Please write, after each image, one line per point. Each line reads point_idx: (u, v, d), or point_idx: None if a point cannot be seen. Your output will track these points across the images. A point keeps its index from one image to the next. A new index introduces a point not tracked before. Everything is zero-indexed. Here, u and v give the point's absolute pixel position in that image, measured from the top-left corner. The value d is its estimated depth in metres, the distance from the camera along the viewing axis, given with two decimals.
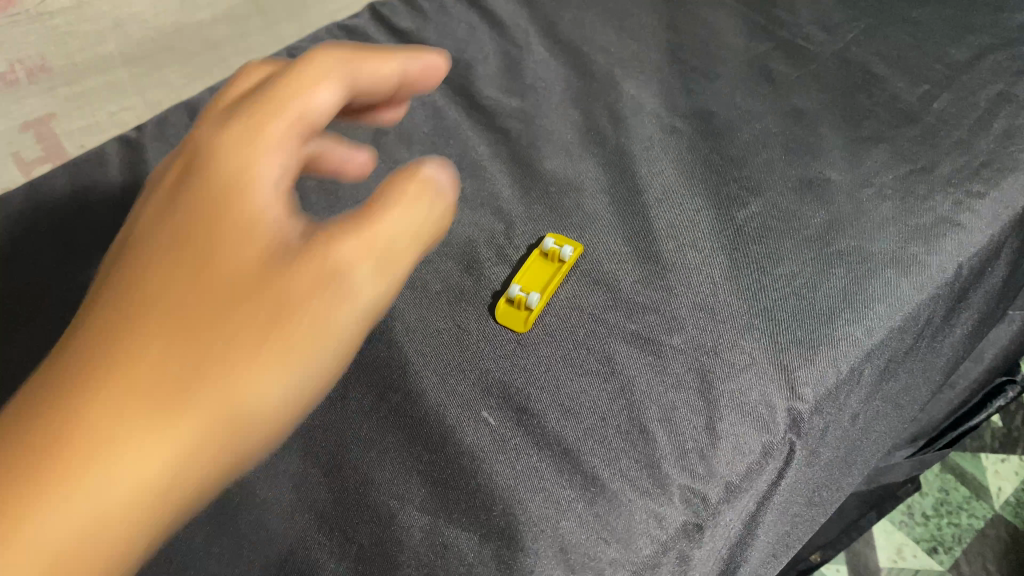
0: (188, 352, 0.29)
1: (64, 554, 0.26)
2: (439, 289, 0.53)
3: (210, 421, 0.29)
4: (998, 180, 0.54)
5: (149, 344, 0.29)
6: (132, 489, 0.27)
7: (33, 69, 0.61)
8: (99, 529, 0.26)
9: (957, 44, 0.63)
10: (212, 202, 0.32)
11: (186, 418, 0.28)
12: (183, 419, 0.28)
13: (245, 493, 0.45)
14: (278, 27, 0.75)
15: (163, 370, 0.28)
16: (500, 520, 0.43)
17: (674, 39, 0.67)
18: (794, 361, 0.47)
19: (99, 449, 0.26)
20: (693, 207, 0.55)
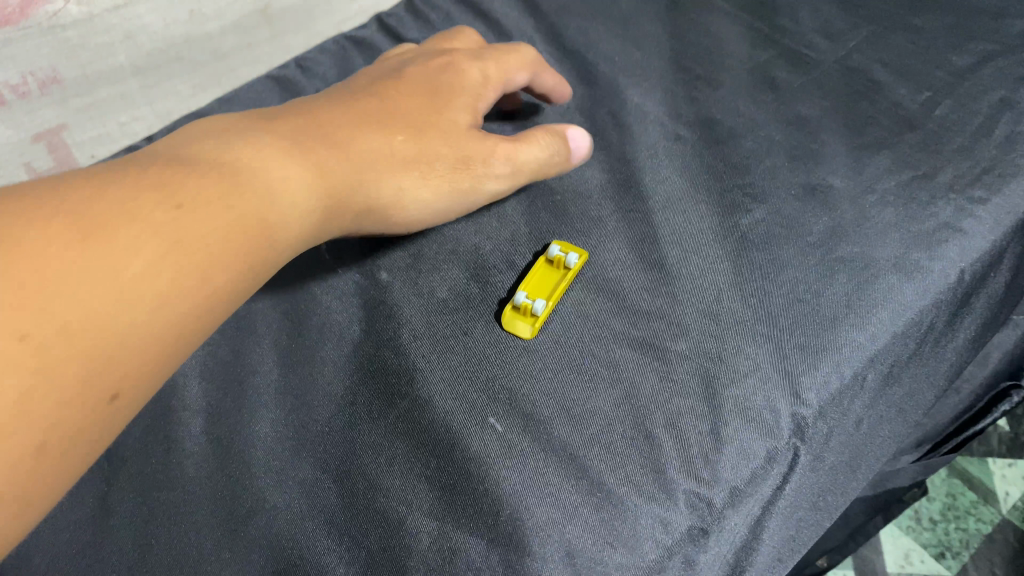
0: (214, 195, 0.40)
1: (66, 356, 0.31)
2: (446, 295, 0.53)
3: (228, 249, 0.39)
4: (1000, 186, 0.55)
5: (92, 202, 0.35)
6: (127, 304, 0.34)
7: (46, 81, 0.61)
8: (167, 303, 0.35)
9: (959, 51, 0.63)
10: (346, 129, 0.53)
11: (168, 258, 0.36)
12: (245, 249, 0.40)
13: (256, 499, 0.46)
14: (284, 37, 0.76)
15: (182, 196, 0.38)
16: (507, 525, 0.43)
17: (678, 47, 0.67)
18: (798, 366, 0.47)
19: (75, 269, 0.32)
20: (697, 214, 0.55)
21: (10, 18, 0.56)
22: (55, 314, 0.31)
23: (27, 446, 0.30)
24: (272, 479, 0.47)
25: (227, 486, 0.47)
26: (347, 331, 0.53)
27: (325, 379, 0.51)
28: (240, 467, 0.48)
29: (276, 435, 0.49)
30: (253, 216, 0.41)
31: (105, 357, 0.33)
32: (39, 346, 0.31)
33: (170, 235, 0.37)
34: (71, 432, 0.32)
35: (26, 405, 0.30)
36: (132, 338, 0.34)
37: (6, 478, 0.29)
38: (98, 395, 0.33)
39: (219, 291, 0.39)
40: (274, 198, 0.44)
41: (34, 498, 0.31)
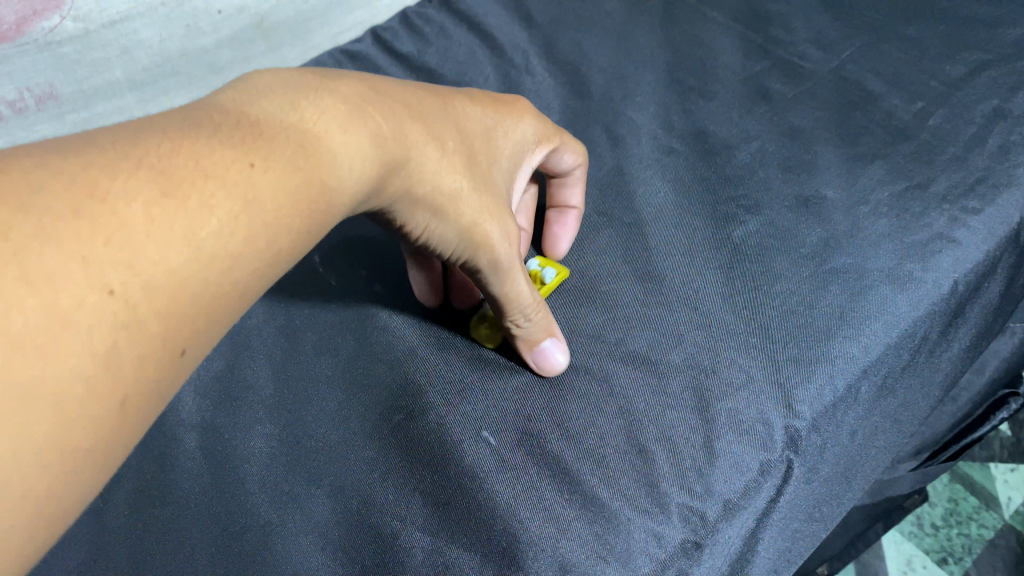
0: (291, 150, 0.34)
1: (147, 317, 0.27)
2: (438, 310, 0.53)
3: (305, 205, 0.34)
4: (993, 196, 0.55)
5: (165, 155, 0.30)
6: (200, 265, 0.29)
7: (41, 97, 0.63)
8: (240, 260, 0.31)
9: (952, 60, 0.63)
10: (401, 106, 0.42)
11: (241, 219, 0.31)
12: (313, 212, 0.35)
13: (251, 515, 0.47)
14: (280, 49, 0.75)
15: (257, 148, 0.33)
16: (501, 539, 0.43)
17: (672, 59, 0.68)
18: (791, 378, 0.48)
19: (150, 230, 0.27)
20: (690, 226, 0.55)
21: (5, 35, 0.58)
22: (138, 270, 0.27)
23: (107, 410, 0.26)
24: (267, 495, 0.48)
25: (221, 502, 0.48)
26: (340, 345, 0.53)
27: (320, 394, 0.51)
28: (234, 483, 0.48)
29: (270, 451, 0.49)
30: (319, 178, 0.35)
31: (183, 314, 0.28)
32: (123, 302, 0.26)
33: (242, 195, 0.31)
34: (150, 390, 0.28)
35: (110, 365, 0.26)
36: (205, 296, 0.29)
37: (88, 442, 0.25)
38: (172, 353, 0.28)
39: (293, 246, 0.34)
40: (337, 170, 0.36)
41: (113, 461, 0.27)
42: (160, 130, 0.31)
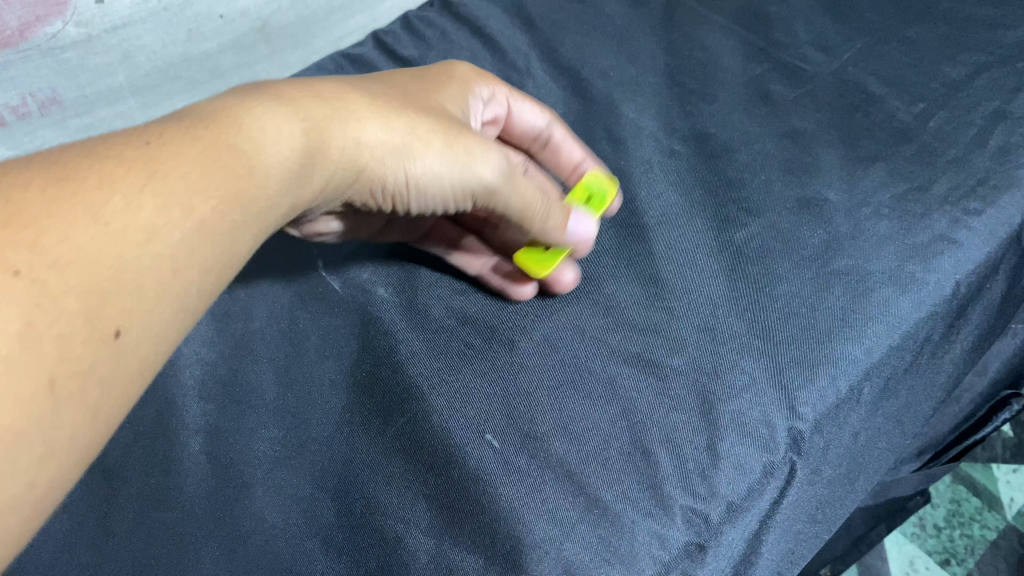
0: (199, 135, 0.37)
1: (57, 294, 0.29)
2: (442, 313, 0.53)
3: (227, 179, 0.36)
4: (994, 197, 0.55)
5: (74, 164, 0.33)
6: (116, 240, 0.31)
7: (45, 102, 0.63)
8: (158, 235, 0.33)
9: (953, 62, 0.63)
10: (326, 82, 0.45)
11: (147, 193, 0.33)
12: (236, 179, 0.37)
13: (256, 518, 0.47)
14: (282, 54, 0.76)
15: (165, 140, 0.36)
16: (505, 542, 0.43)
17: (673, 62, 0.68)
18: (795, 381, 0.48)
19: (50, 213, 0.30)
20: (693, 229, 0.55)
21: (9, 41, 0.58)
22: (44, 252, 0.29)
23: (32, 387, 0.28)
24: (271, 498, 0.48)
25: (226, 505, 0.48)
26: (344, 349, 0.53)
27: (324, 398, 0.51)
28: (238, 486, 0.48)
29: (274, 454, 0.49)
30: (234, 145, 0.37)
31: (99, 290, 0.30)
32: (31, 282, 0.28)
33: (145, 173, 0.33)
34: (82, 370, 0.29)
35: (25, 343, 0.28)
36: (129, 271, 0.31)
37: (15, 418, 0.27)
38: (99, 332, 0.30)
39: (220, 221, 0.35)
40: (252, 138, 0.38)
41: (54, 445, 0.28)
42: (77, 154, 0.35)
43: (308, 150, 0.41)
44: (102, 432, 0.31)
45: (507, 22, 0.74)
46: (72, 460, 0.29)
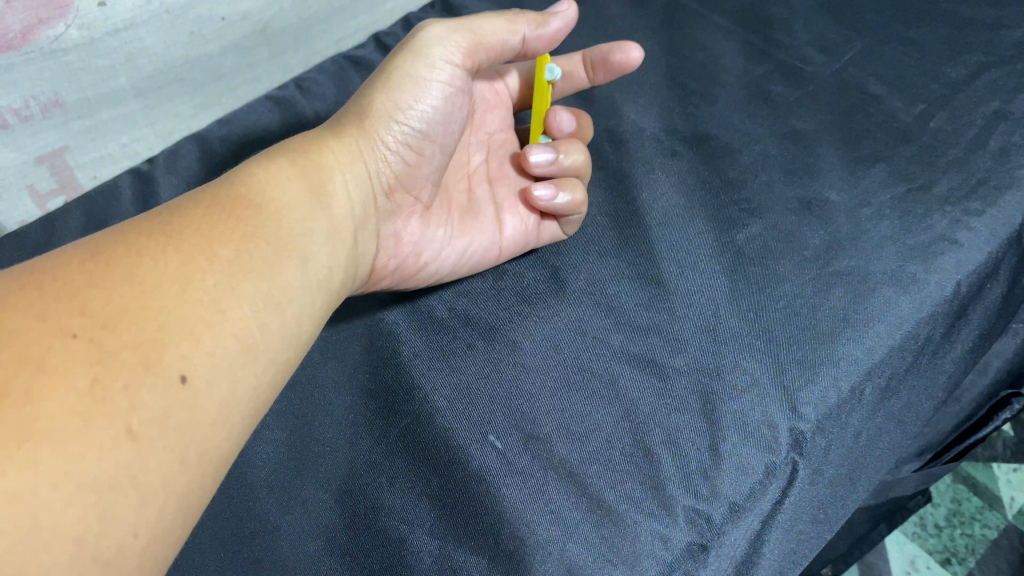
0: (208, 207, 0.41)
1: (114, 349, 0.31)
2: (445, 314, 0.54)
3: (245, 234, 0.40)
4: (995, 198, 0.55)
5: (109, 246, 0.36)
6: (157, 295, 0.34)
7: (48, 105, 0.62)
8: (193, 281, 0.36)
9: (953, 63, 0.64)
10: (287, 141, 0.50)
11: (170, 249, 0.37)
12: (242, 222, 0.41)
13: (259, 520, 0.47)
14: (283, 56, 0.76)
15: (183, 218, 0.40)
16: (508, 542, 0.43)
17: (673, 63, 0.68)
18: (797, 381, 0.48)
19: (93, 280, 0.34)
20: (694, 230, 0.56)
21: (12, 44, 0.57)
22: (93, 315, 0.32)
23: (110, 436, 0.30)
24: (274, 500, 0.48)
25: (229, 507, 0.48)
26: (347, 352, 0.53)
27: (327, 400, 0.51)
28: (242, 488, 0.48)
29: (278, 456, 0.49)
30: (230, 197, 0.42)
31: (155, 338, 0.33)
32: (89, 343, 0.31)
33: (164, 236, 0.38)
34: (155, 416, 0.31)
35: (95, 396, 0.30)
36: (174, 319, 0.34)
37: (101, 467, 0.29)
38: (165, 378, 0.32)
39: (246, 266, 0.39)
40: (242, 186, 0.44)
41: (147, 490, 0.30)
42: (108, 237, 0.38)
43: (298, 183, 0.45)
44: (192, 475, 0.33)
45: None
46: (169, 502, 0.31)
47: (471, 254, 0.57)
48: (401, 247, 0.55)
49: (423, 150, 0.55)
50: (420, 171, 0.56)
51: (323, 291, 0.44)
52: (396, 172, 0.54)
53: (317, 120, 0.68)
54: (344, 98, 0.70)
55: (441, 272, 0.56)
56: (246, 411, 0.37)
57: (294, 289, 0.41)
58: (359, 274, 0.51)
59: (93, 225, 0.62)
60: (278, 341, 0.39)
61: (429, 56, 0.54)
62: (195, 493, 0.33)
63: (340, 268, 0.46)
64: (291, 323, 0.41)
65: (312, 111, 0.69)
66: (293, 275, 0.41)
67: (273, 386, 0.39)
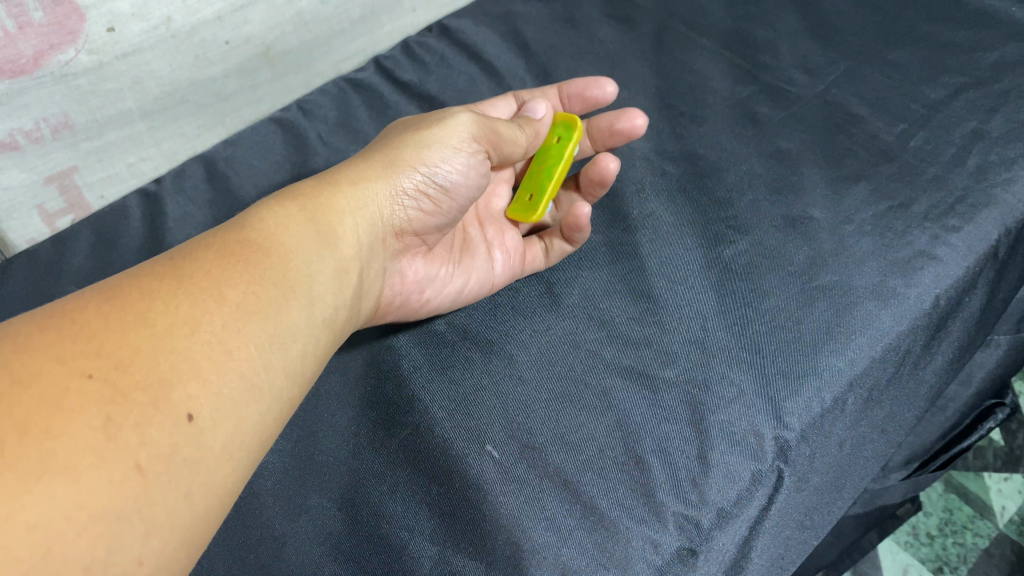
0: (217, 250, 0.43)
1: (127, 390, 0.34)
2: (444, 329, 0.56)
3: (252, 277, 0.42)
4: (972, 215, 0.57)
5: (123, 289, 0.38)
6: (167, 337, 0.37)
7: (57, 127, 0.64)
8: (202, 323, 0.38)
9: (932, 84, 0.66)
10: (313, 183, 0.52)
11: (181, 293, 0.39)
12: (250, 267, 0.43)
13: (266, 527, 0.49)
14: (286, 78, 0.78)
15: (194, 261, 0.42)
16: (504, 548, 0.45)
17: (663, 85, 0.70)
18: (781, 392, 0.50)
19: (109, 322, 0.36)
20: (683, 246, 0.58)
21: (24, 69, 0.58)
22: (108, 358, 0.34)
23: (121, 470, 0.32)
24: (280, 508, 0.49)
25: (238, 515, 0.49)
26: (351, 366, 0.55)
27: (330, 412, 0.53)
28: (249, 497, 0.50)
29: (283, 466, 0.51)
30: (240, 242, 0.44)
31: (164, 378, 0.35)
32: (104, 383, 0.33)
33: (175, 280, 0.40)
34: (164, 452, 0.33)
35: (108, 433, 0.32)
36: (183, 359, 0.36)
37: (111, 498, 0.31)
38: (172, 417, 0.34)
39: (251, 304, 0.41)
40: (252, 230, 0.45)
41: (153, 520, 0.32)
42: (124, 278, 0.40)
43: (307, 229, 0.48)
44: (196, 508, 0.35)
45: (503, 47, 0.77)
46: (173, 535, 0.33)
47: (472, 290, 0.59)
48: (406, 283, 0.57)
49: (440, 200, 0.57)
50: (432, 219, 0.58)
51: (327, 328, 0.46)
52: (408, 217, 0.56)
53: (319, 141, 0.70)
54: (346, 119, 0.72)
55: (442, 307, 0.58)
56: (250, 448, 0.38)
57: (298, 329, 0.43)
58: (363, 310, 0.52)
59: (102, 243, 0.64)
60: (283, 376, 0.41)
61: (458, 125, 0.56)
62: (199, 526, 0.35)
63: (346, 306, 0.48)
64: (295, 361, 0.43)
65: (314, 132, 0.71)
66: (298, 315, 0.43)
67: (276, 422, 0.41)
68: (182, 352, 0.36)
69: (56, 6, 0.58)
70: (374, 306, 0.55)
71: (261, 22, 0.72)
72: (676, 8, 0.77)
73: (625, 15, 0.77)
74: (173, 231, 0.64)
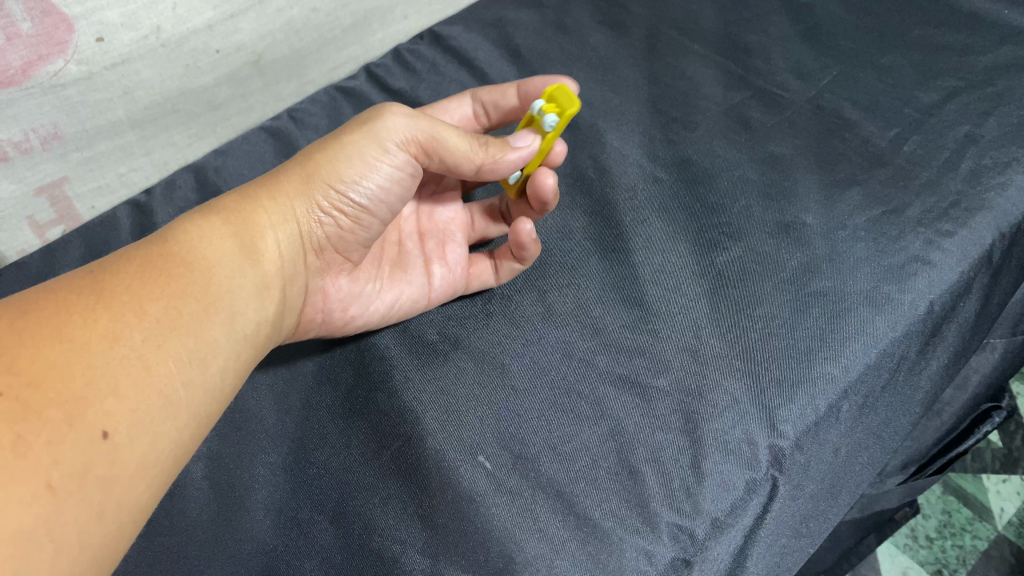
0: (135, 265, 0.43)
1: (40, 407, 0.34)
2: (435, 337, 0.55)
3: (174, 294, 0.43)
4: (966, 219, 0.57)
5: (37, 304, 0.39)
6: (81, 355, 0.37)
7: (47, 138, 0.63)
8: (120, 338, 0.39)
9: (925, 88, 0.66)
10: (241, 195, 0.52)
11: (99, 307, 0.40)
12: (174, 280, 0.43)
13: (256, 542, 0.48)
14: (277, 86, 0.78)
15: (112, 275, 0.42)
16: (497, 560, 0.45)
17: (655, 91, 0.70)
18: (776, 399, 0.49)
19: (23, 336, 0.36)
20: (676, 254, 0.57)
21: (13, 80, 0.58)
22: (19, 374, 0.34)
23: (32, 490, 0.32)
24: (272, 522, 0.49)
25: (228, 529, 0.49)
26: (340, 375, 0.55)
27: (320, 422, 0.53)
28: (239, 509, 0.50)
29: (274, 478, 0.51)
30: (162, 255, 0.45)
31: (79, 396, 0.35)
32: (16, 401, 0.33)
33: (94, 295, 0.40)
34: (76, 470, 0.34)
35: (18, 451, 0.32)
36: (99, 378, 0.37)
37: (22, 520, 0.31)
38: (87, 435, 0.35)
39: (173, 322, 0.42)
40: (176, 244, 0.46)
41: (64, 540, 0.33)
42: (40, 292, 0.40)
43: (232, 244, 0.48)
44: (108, 527, 0.35)
45: (495, 54, 0.76)
46: (80, 555, 0.33)
47: (402, 305, 0.58)
48: (329, 302, 0.57)
49: (359, 211, 0.55)
50: (354, 236, 0.57)
51: (249, 344, 0.47)
52: (328, 233, 0.55)
53: None
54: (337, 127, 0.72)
55: (368, 323, 0.57)
56: (167, 466, 0.39)
57: (219, 344, 0.44)
58: (286, 327, 0.53)
59: (92, 255, 0.64)
60: (204, 395, 0.42)
61: (386, 142, 0.54)
62: (109, 545, 0.35)
63: (267, 321, 0.49)
64: (215, 377, 0.43)
65: (305, 140, 0.71)
66: (219, 329, 0.44)
67: (192, 438, 0.41)
68: (97, 373, 0.37)
69: (45, 16, 0.57)
70: (295, 324, 0.55)
71: (251, 30, 0.71)
72: (667, 14, 0.77)
73: (617, 21, 0.77)
74: None
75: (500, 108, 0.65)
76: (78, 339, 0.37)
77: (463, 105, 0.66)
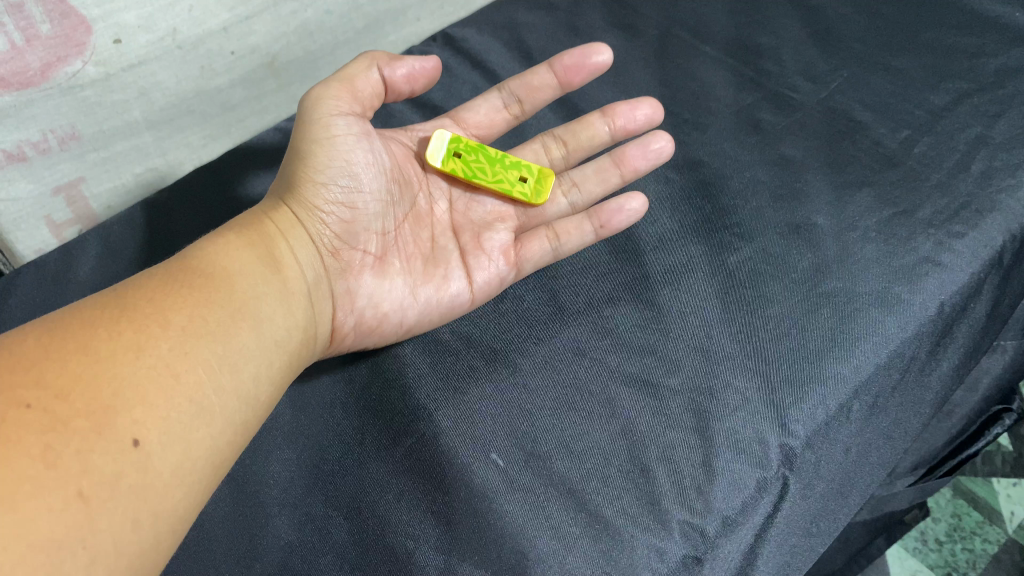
0: (156, 281, 0.44)
1: (67, 418, 0.35)
2: (449, 337, 0.56)
3: (196, 304, 0.44)
4: (977, 221, 0.57)
5: (62, 322, 0.40)
6: (108, 365, 0.37)
7: (65, 138, 0.64)
8: (146, 348, 0.39)
9: (935, 90, 0.66)
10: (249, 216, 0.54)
11: (124, 321, 0.40)
12: (195, 291, 0.44)
13: (273, 537, 0.49)
14: (291, 87, 0.79)
15: (133, 292, 0.43)
16: (509, 557, 0.45)
17: (667, 93, 0.71)
18: (786, 399, 0.50)
19: (49, 353, 0.37)
20: (687, 253, 0.58)
21: (32, 81, 0.59)
22: (46, 390, 0.35)
23: (63, 498, 0.32)
24: (289, 518, 0.49)
25: (245, 525, 0.49)
26: (355, 373, 0.55)
27: (334, 419, 0.53)
28: (255, 507, 0.50)
29: (290, 475, 0.51)
30: (182, 271, 0.46)
31: (106, 405, 0.36)
32: (43, 412, 0.34)
33: (118, 310, 0.41)
34: (107, 478, 0.34)
35: (47, 462, 0.33)
36: (126, 387, 0.37)
37: (54, 528, 0.32)
38: (118, 442, 0.35)
39: (197, 331, 0.42)
40: (196, 261, 0.47)
41: (100, 547, 0.33)
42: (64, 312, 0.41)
43: (247, 256, 0.49)
44: (145, 533, 0.35)
45: (507, 56, 0.77)
46: (118, 561, 0.34)
47: (439, 303, 0.57)
48: (357, 303, 0.55)
49: (355, 202, 0.55)
50: (369, 230, 0.56)
51: (281, 351, 0.47)
52: (342, 233, 0.55)
53: None
54: None
55: (403, 321, 0.56)
56: (203, 474, 0.39)
57: (248, 350, 0.44)
58: (320, 335, 0.52)
59: (109, 254, 0.65)
60: (236, 401, 0.43)
61: (331, 128, 0.54)
62: (150, 550, 0.36)
63: (298, 328, 0.49)
64: (247, 382, 0.44)
65: None
66: (246, 336, 0.45)
67: (228, 446, 0.42)
68: (124, 384, 0.37)
69: (63, 18, 0.58)
70: (328, 333, 0.54)
71: (266, 33, 0.72)
72: (678, 16, 0.77)
73: (628, 23, 0.78)
74: (178, 242, 0.65)
75: (532, 88, 0.64)
76: (103, 351, 0.38)
77: (486, 102, 0.65)
